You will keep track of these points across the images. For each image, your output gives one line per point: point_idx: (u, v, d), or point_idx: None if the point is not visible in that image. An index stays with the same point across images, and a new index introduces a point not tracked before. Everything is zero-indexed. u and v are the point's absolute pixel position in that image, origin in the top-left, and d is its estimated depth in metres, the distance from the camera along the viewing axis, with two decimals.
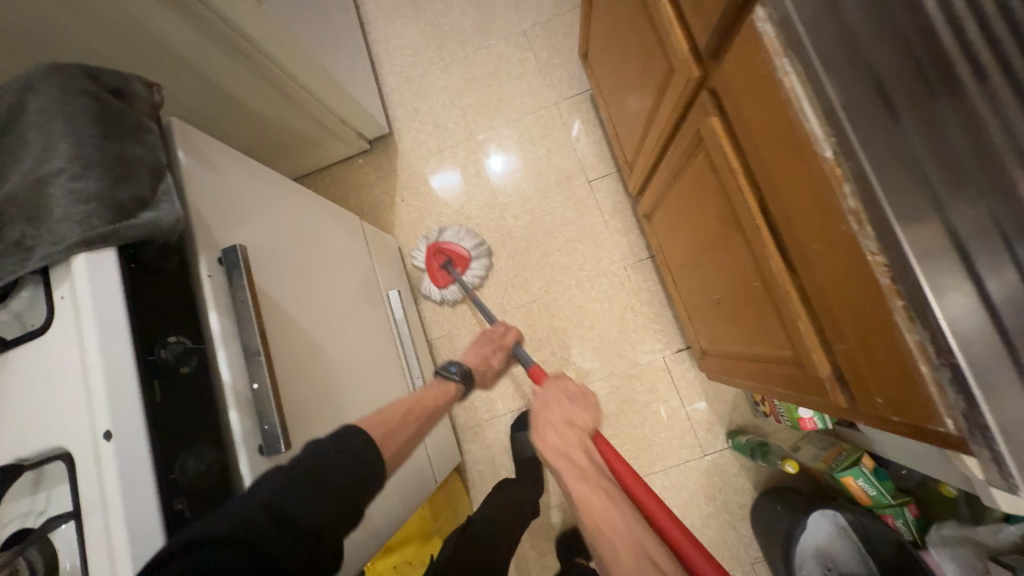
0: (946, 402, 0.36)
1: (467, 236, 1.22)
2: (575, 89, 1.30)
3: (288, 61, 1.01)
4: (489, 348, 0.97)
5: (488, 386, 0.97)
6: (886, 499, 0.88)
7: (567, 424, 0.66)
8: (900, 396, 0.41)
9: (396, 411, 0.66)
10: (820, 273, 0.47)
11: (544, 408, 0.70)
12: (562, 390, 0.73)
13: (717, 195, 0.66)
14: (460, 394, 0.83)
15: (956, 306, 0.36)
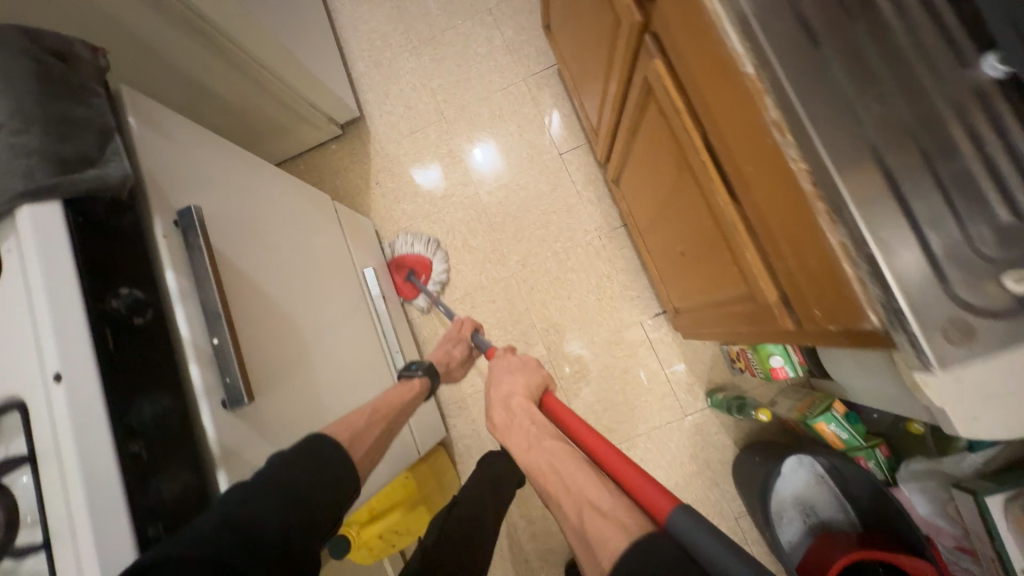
0: (867, 296, 0.36)
1: (417, 241, 1.26)
2: (542, 64, 1.31)
3: (257, 48, 1.03)
4: (449, 343, 0.99)
5: (454, 377, 1.00)
6: (857, 442, 0.90)
7: (507, 398, 0.68)
8: (835, 305, 0.42)
9: (362, 412, 0.67)
10: (759, 196, 0.48)
11: (494, 387, 0.73)
12: (507, 365, 0.76)
13: (670, 142, 0.67)
14: (427, 390, 0.85)
15: (868, 207, 0.37)
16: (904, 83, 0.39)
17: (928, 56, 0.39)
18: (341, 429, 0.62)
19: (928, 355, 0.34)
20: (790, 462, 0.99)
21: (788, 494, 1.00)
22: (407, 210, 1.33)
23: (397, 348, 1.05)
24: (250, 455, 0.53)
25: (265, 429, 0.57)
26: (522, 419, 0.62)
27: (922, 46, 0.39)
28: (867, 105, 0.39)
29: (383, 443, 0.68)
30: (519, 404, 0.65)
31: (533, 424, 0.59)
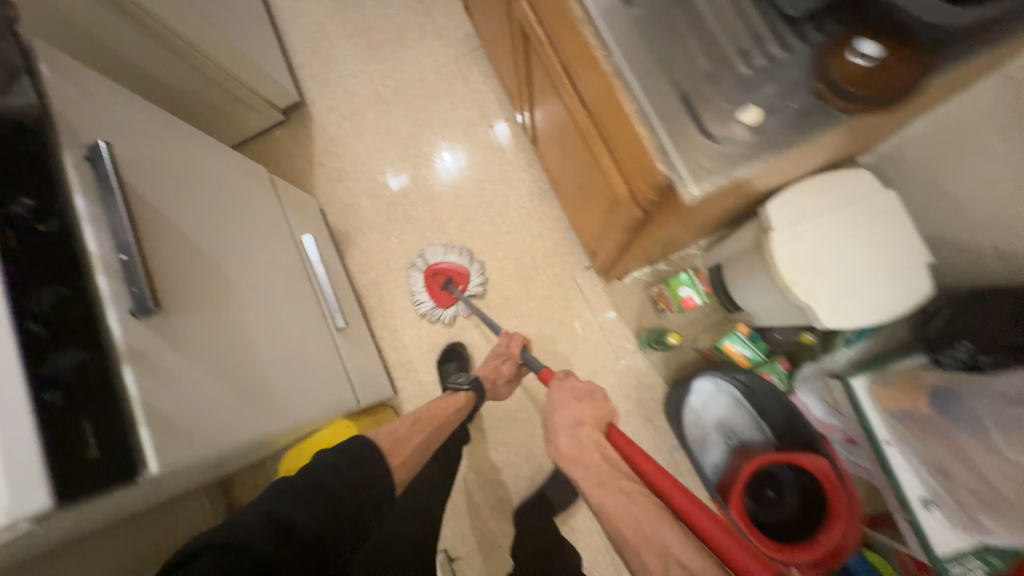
0: (655, 149, 0.43)
1: (454, 251, 1.28)
2: (471, 45, 1.41)
3: (198, 37, 1.08)
4: (497, 361, 1.06)
5: (502, 393, 1.06)
6: (759, 357, 0.99)
7: (578, 426, 0.74)
8: (648, 174, 0.48)
9: (406, 421, 0.81)
10: (595, 97, 0.55)
11: (559, 411, 0.79)
12: (568, 393, 0.82)
13: (549, 80, 0.75)
14: (471, 403, 0.96)
15: (649, 78, 0.44)
16: None
17: None
18: (384, 437, 0.75)
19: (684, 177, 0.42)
20: (708, 388, 1.06)
21: (711, 421, 1.07)
22: (350, 186, 1.39)
23: (336, 307, 1.10)
24: (160, 360, 0.57)
25: (178, 343, 0.62)
26: (589, 453, 0.69)
27: None
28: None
29: (424, 451, 0.79)
30: (587, 435, 0.72)
31: (605, 463, 0.66)
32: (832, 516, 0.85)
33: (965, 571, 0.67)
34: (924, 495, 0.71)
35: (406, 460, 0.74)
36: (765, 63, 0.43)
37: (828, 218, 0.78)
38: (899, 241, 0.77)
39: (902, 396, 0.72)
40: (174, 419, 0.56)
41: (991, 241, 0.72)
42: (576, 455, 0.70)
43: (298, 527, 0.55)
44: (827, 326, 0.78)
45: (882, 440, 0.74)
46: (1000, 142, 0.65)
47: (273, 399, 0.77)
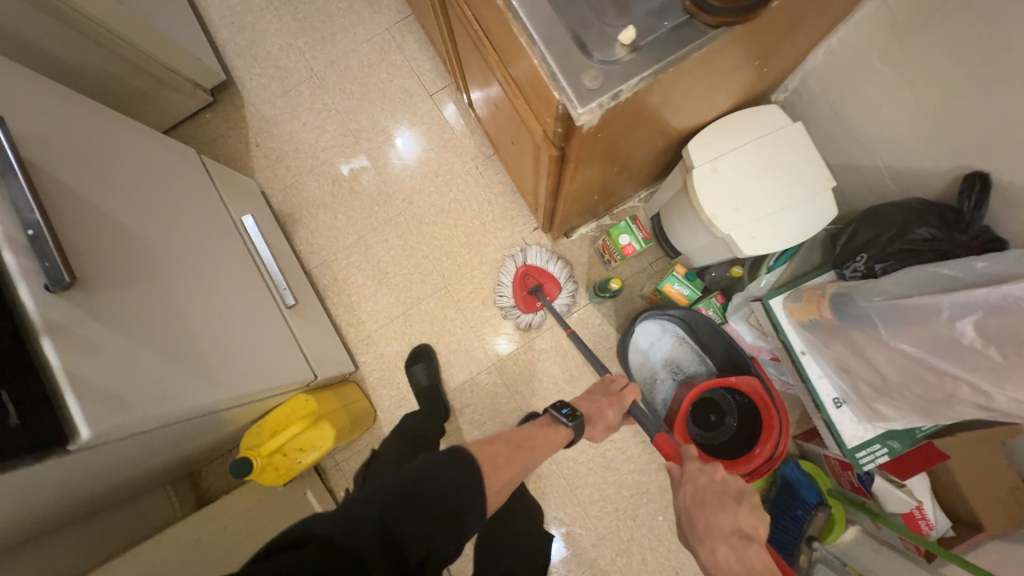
0: (552, 79, 0.45)
1: (558, 264, 1.23)
2: (403, 12, 1.37)
3: (106, 16, 1.01)
4: (606, 401, 0.91)
5: (597, 438, 0.91)
6: (696, 295, 1.04)
7: (744, 540, 0.58)
8: (550, 107, 0.51)
9: (506, 449, 0.72)
10: (502, 41, 0.56)
11: (711, 506, 0.63)
12: (714, 484, 0.66)
13: (466, 34, 0.76)
14: (567, 442, 0.83)
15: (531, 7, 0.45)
16: None
17: None
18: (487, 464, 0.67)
19: (571, 99, 0.44)
20: (655, 329, 1.13)
21: (659, 359, 1.13)
22: (290, 167, 1.36)
23: (284, 285, 1.09)
24: (81, 331, 0.57)
25: (99, 314, 0.61)
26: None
27: None
28: None
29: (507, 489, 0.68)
30: (758, 556, 0.56)
31: None
32: (767, 430, 0.95)
33: (870, 455, 0.78)
34: (835, 396, 0.80)
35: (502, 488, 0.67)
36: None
37: (744, 152, 0.83)
38: (805, 169, 0.83)
39: (811, 307, 0.76)
40: (107, 387, 0.57)
41: (884, 160, 0.79)
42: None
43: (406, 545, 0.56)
44: (748, 254, 0.84)
45: (798, 351, 0.82)
46: (882, 66, 0.71)
47: (215, 371, 0.77)
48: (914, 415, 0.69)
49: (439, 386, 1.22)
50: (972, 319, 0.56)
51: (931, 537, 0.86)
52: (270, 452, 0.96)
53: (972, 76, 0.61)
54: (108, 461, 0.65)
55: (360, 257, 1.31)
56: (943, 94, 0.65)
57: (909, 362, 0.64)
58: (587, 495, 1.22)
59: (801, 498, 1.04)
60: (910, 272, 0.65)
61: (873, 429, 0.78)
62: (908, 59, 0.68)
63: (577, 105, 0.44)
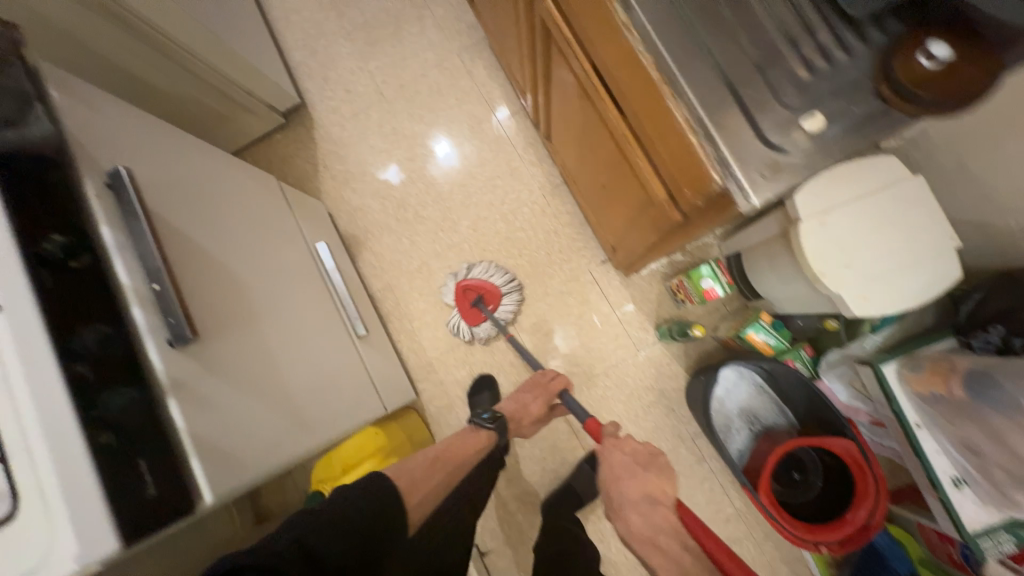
0: (711, 163, 0.43)
1: (496, 273, 1.24)
2: (474, 37, 1.36)
3: (191, 41, 1.04)
4: (531, 396, 1.00)
5: (526, 432, 0.99)
6: (783, 345, 1.00)
7: (650, 503, 0.59)
8: (696, 180, 0.47)
9: (424, 460, 0.77)
10: (635, 102, 0.54)
11: (624, 479, 0.65)
12: (630, 457, 0.68)
13: (571, 77, 0.73)
14: (493, 446, 0.88)
15: (699, 91, 0.43)
16: None
17: None
18: (405, 476, 0.73)
19: (744, 188, 0.42)
20: (730, 375, 1.08)
21: (734, 408, 1.08)
22: (356, 190, 1.36)
23: (356, 315, 1.09)
24: (199, 387, 0.56)
25: (214, 367, 0.60)
26: (667, 538, 0.54)
27: None
28: (700, 11, 0.44)
29: (439, 493, 0.76)
30: (659, 515, 0.57)
31: (688, 555, 0.50)
32: (858, 495, 0.88)
33: (994, 543, 0.71)
34: (954, 475, 0.74)
35: (423, 497, 0.72)
36: (822, 62, 0.42)
37: (858, 206, 0.78)
38: (927, 228, 0.77)
39: (936, 381, 0.72)
40: (222, 446, 0.56)
41: (1018, 221, 0.72)
42: (650, 541, 0.55)
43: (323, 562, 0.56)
44: (858, 314, 0.78)
45: (913, 424, 0.75)
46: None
47: (303, 414, 0.76)
48: None
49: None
50: None
51: None
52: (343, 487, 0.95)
53: None
54: None
55: (424, 283, 1.31)
56: None
57: None
58: None
59: (888, 567, 0.99)
60: None
61: (999, 514, 0.71)
62: None
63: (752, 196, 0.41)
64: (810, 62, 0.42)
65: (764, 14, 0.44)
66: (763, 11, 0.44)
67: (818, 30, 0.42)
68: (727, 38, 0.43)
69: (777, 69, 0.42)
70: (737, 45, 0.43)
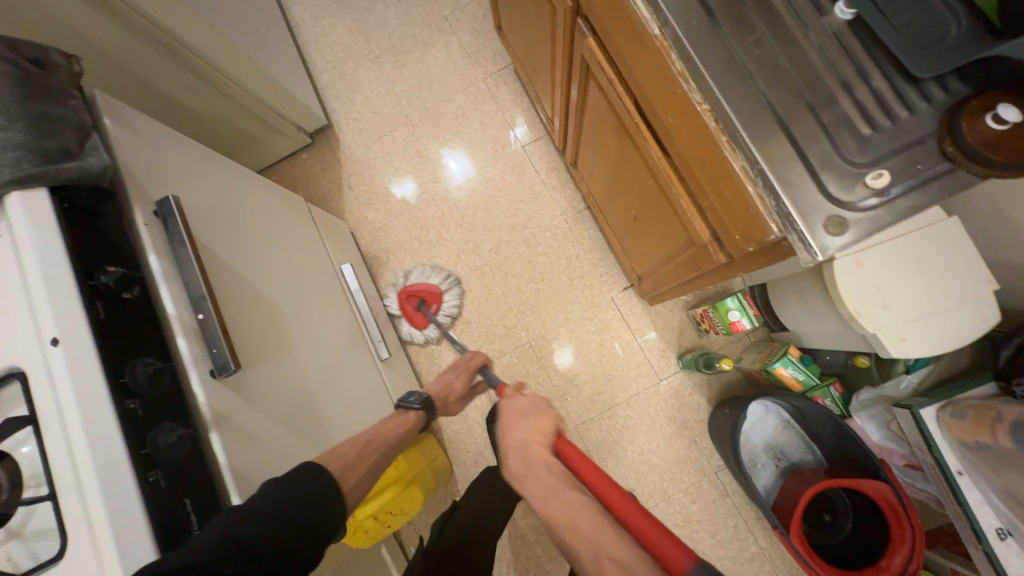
0: (768, 212, 0.44)
1: (432, 273, 1.28)
2: (499, 64, 1.39)
3: (226, 64, 1.07)
4: (453, 375, 0.98)
5: (452, 410, 0.98)
6: (812, 381, 0.98)
7: (526, 446, 0.61)
8: (749, 229, 0.48)
9: (356, 444, 0.67)
10: (682, 145, 0.54)
11: (511, 428, 0.65)
12: (517, 410, 0.68)
13: (609, 113, 0.74)
14: (421, 425, 0.82)
15: (761, 142, 0.43)
16: (802, 36, 0.45)
17: (811, 15, 0.45)
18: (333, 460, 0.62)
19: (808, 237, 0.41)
20: (757, 409, 1.06)
21: (759, 442, 1.06)
22: (380, 211, 1.38)
23: (380, 337, 1.09)
24: (239, 419, 0.56)
25: (252, 398, 0.60)
26: (540, 470, 0.56)
27: (805, 9, 0.45)
28: (758, 64, 0.45)
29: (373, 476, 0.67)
30: (535, 454, 0.59)
31: (551, 477, 0.55)
32: (891, 539, 0.86)
33: None
34: (999, 526, 0.71)
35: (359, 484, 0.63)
36: (884, 118, 0.42)
37: (893, 246, 0.78)
38: (966, 269, 0.76)
39: (980, 430, 0.69)
40: (259, 481, 0.55)
41: None
42: (526, 479, 0.56)
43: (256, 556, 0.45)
44: (894, 355, 0.78)
45: (954, 471, 0.74)
46: None
47: (332, 441, 0.75)
48: None
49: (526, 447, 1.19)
50: None
51: None
52: (363, 517, 0.91)
53: None
54: None
55: None
56: None
57: None
58: None
59: None
60: None
61: None
62: None
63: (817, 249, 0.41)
64: (872, 117, 0.42)
65: (823, 67, 0.44)
66: (821, 64, 0.44)
67: (879, 86, 0.42)
68: (786, 91, 0.44)
69: (837, 123, 0.43)
70: (795, 98, 0.43)
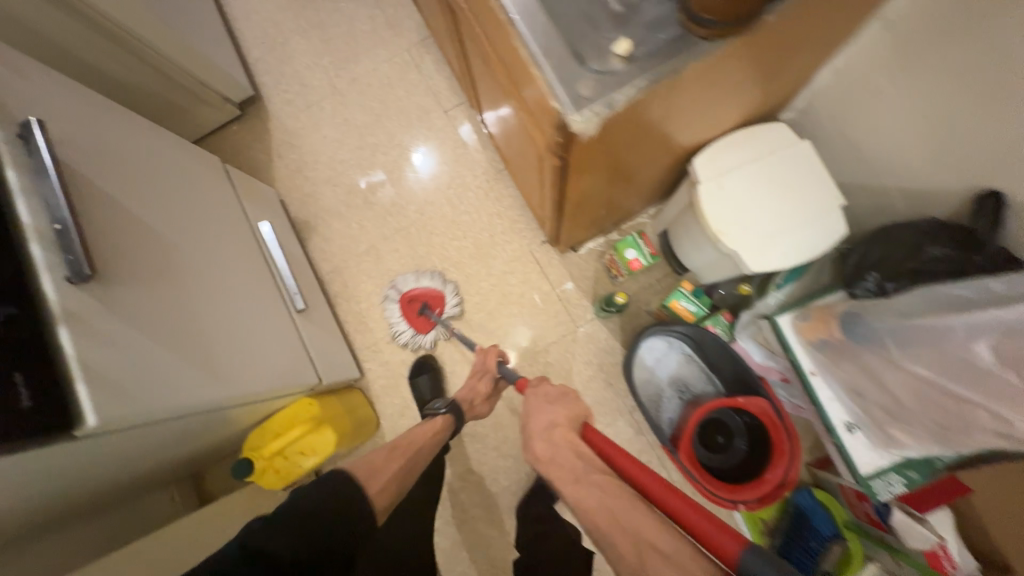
0: (548, 87, 0.47)
1: (422, 275, 1.26)
2: (422, 34, 1.44)
3: (155, 39, 1.09)
4: (474, 378, 1.05)
5: (483, 412, 1.06)
6: (704, 312, 1.04)
7: (551, 428, 0.71)
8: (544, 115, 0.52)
9: (383, 448, 0.81)
10: (502, 49, 0.58)
11: (536, 415, 0.75)
12: (543, 398, 0.78)
13: (474, 44, 0.78)
14: (449, 427, 0.94)
15: (535, 25, 0.48)
16: None
17: None
18: (361, 466, 0.75)
19: (565, 103, 0.47)
20: (660, 346, 1.11)
21: (665, 377, 1.11)
22: (308, 177, 1.41)
23: (295, 290, 1.11)
24: (98, 324, 0.59)
25: (118, 310, 0.63)
26: (566, 453, 0.66)
27: None
28: None
29: (402, 479, 0.79)
30: (561, 437, 0.68)
31: (580, 461, 0.64)
32: (776, 454, 0.90)
33: (886, 484, 0.73)
34: (848, 419, 0.77)
35: (385, 485, 0.75)
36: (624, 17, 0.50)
37: (749, 169, 0.83)
38: (814, 187, 0.82)
39: (819, 325, 0.76)
40: (117, 378, 0.59)
41: (895, 180, 0.78)
42: (550, 457, 0.67)
43: (277, 552, 0.60)
44: (754, 271, 0.83)
45: (808, 372, 0.79)
46: (887, 86, 0.72)
47: (221, 366, 0.79)
48: (931, 443, 0.65)
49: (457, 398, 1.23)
50: (989, 340, 0.54)
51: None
52: (272, 453, 0.96)
53: (988, 94, 0.61)
54: (121, 446, 0.65)
55: (370, 266, 1.34)
56: (950, 116, 0.66)
57: (922, 386, 0.62)
58: None
59: (815, 530, 0.96)
60: (918, 292, 0.63)
61: (889, 457, 0.74)
62: (916, 78, 0.68)
63: (571, 111, 0.47)
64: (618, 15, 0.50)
65: None
66: None
67: None
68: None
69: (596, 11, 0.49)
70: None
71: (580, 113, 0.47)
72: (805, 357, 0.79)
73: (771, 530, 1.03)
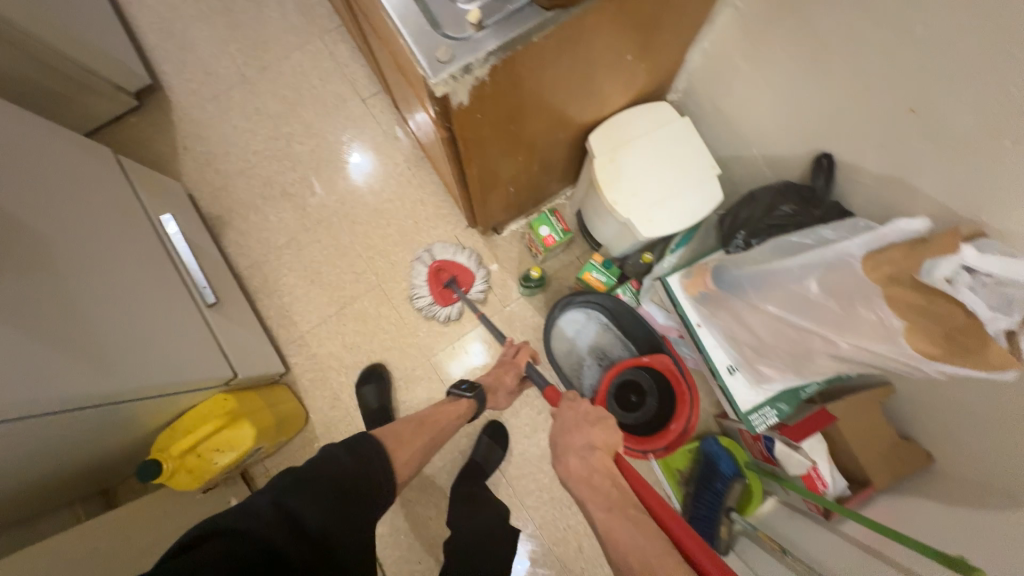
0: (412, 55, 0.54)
1: (460, 251, 1.26)
2: (335, 22, 1.42)
3: (32, 26, 1.01)
4: (501, 369, 1.01)
5: (501, 405, 1.03)
6: (614, 281, 1.12)
7: (590, 449, 0.69)
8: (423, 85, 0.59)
9: (409, 422, 0.82)
10: (386, 30, 0.63)
11: (571, 430, 0.73)
12: (582, 416, 0.75)
13: (372, 29, 0.81)
14: (470, 412, 0.93)
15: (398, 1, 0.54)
16: None
17: None
18: (388, 435, 0.77)
19: (424, 67, 0.53)
20: (579, 317, 1.17)
21: (586, 346, 1.17)
22: (219, 170, 1.35)
23: (205, 283, 1.04)
24: None
25: None
26: (601, 478, 0.64)
27: None
28: None
29: (424, 454, 0.81)
30: (598, 462, 0.67)
31: (615, 490, 0.62)
32: (680, 404, 0.99)
33: (762, 417, 0.83)
34: (730, 363, 0.86)
35: (409, 458, 0.77)
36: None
37: (638, 143, 0.91)
38: (693, 159, 0.91)
39: (700, 280, 0.83)
40: None
41: (760, 150, 0.89)
42: (584, 480, 0.66)
43: (308, 520, 0.60)
44: (646, 236, 0.90)
45: (695, 324, 0.88)
46: (743, 66, 0.82)
47: (110, 360, 0.75)
48: (789, 372, 0.76)
49: (387, 384, 1.22)
50: (817, 277, 0.63)
51: (827, 494, 0.90)
52: (182, 452, 0.92)
53: (811, 70, 0.71)
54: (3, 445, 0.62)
55: (291, 258, 1.30)
56: (791, 91, 0.76)
57: (778, 324, 0.71)
58: (522, 486, 1.21)
59: (719, 471, 1.07)
60: (770, 243, 0.73)
61: (764, 393, 0.83)
62: (761, 58, 0.78)
63: (430, 73, 0.53)
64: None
65: None
66: None
67: None
68: None
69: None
70: None
71: (437, 74, 0.53)
72: (693, 312, 0.88)
73: (685, 479, 1.12)
